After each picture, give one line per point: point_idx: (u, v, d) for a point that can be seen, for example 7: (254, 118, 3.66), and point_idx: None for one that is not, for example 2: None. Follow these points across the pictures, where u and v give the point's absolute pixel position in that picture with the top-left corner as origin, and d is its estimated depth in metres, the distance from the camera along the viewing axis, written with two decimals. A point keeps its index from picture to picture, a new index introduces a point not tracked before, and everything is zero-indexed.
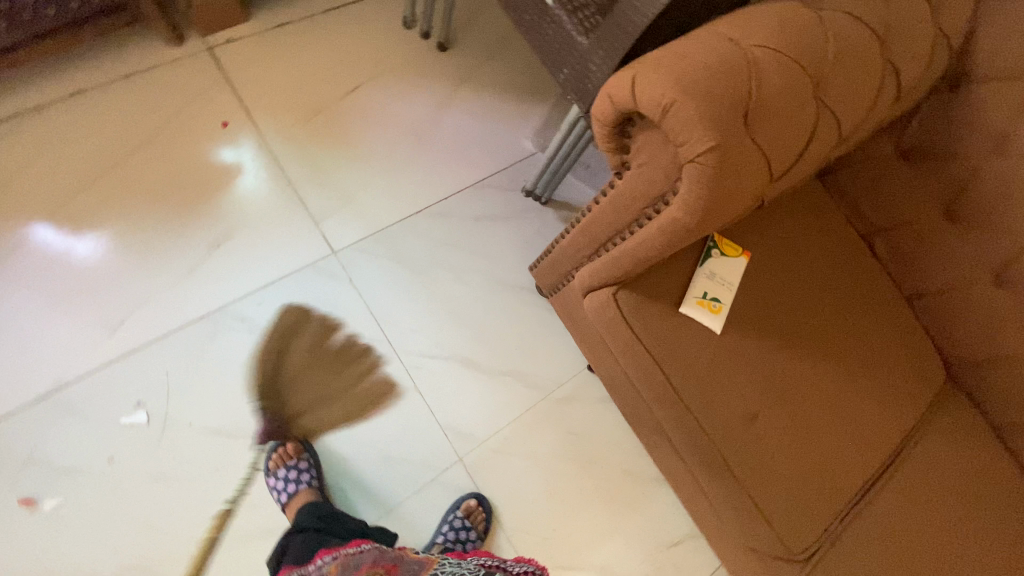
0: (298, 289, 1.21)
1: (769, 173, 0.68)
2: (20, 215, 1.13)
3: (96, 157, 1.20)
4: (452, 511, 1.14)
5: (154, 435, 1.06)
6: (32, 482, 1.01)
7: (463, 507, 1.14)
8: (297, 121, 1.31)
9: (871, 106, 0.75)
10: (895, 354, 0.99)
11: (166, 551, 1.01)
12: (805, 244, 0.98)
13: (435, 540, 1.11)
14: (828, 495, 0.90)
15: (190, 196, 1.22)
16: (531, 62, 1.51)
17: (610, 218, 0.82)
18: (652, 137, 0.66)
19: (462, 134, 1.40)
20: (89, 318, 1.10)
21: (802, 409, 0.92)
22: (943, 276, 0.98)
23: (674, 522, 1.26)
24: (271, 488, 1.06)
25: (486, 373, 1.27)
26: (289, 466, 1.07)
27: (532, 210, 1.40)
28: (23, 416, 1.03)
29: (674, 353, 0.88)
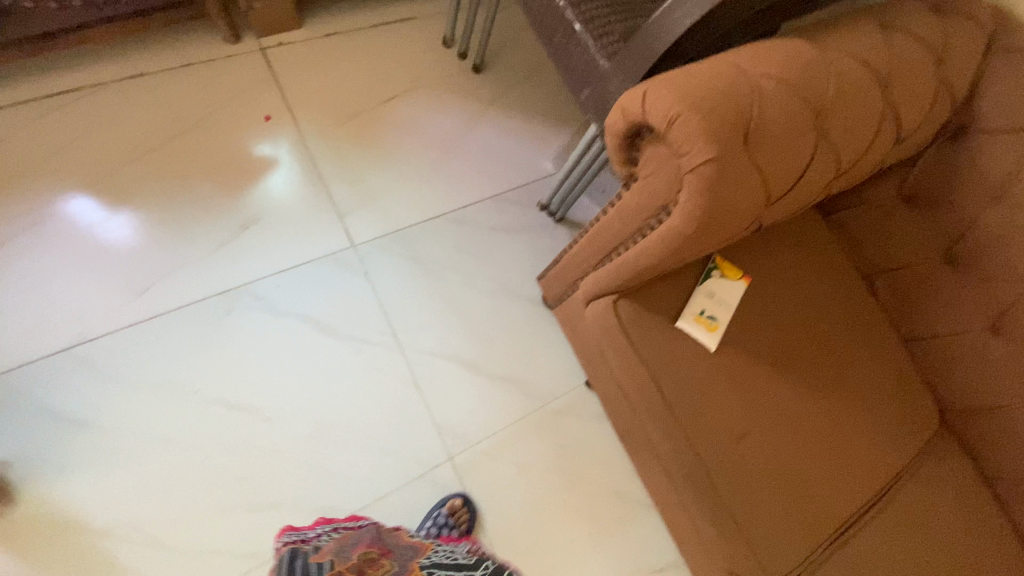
0: (315, 277, 1.26)
1: (767, 193, 0.72)
2: (70, 180, 1.22)
3: (145, 134, 1.28)
4: (437, 508, 1.15)
5: (160, 397, 1.11)
6: (42, 428, 1.05)
7: (448, 505, 1.15)
8: (334, 122, 1.40)
9: (871, 143, 0.79)
10: (889, 392, 1.00)
11: (156, 511, 1.05)
12: (806, 276, 1.01)
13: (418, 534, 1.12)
14: (811, 524, 0.91)
15: (226, 180, 1.29)
16: (559, 89, 1.59)
17: (615, 228, 0.87)
18: (659, 149, 0.71)
19: (487, 148, 1.47)
20: (117, 281, 1.17)
21: (791, 435, 0.93)
22: (941, 320, 1.00)
23: (658, 548, 1.25)
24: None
25: (484, 377, 1.30)
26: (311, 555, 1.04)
27: (545, 226, 1.45)
28: (42, 365, 1.09)
29: (668, 365, 0.91)
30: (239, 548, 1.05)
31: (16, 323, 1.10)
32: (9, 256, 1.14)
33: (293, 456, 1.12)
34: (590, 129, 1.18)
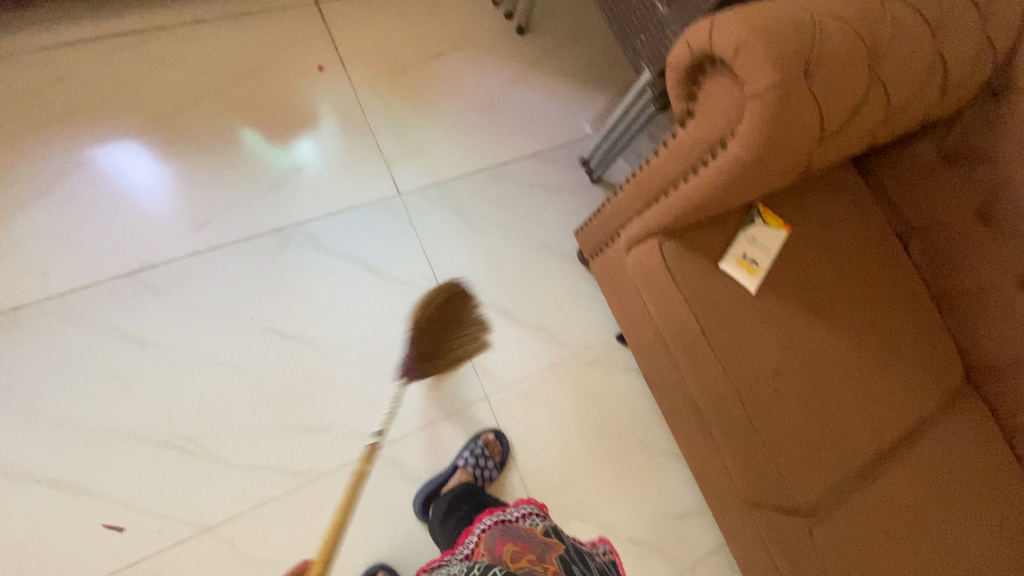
0: (364, 221, 1.32)
1: (820, 128, 0.76)
2: (134, 117, 1.26)
3: (206, 78, 1.33)
4: (473, 441, 1.20)
5: (219, 323, 1.17)
6: (109, 345, 1.11)
7: (483, 439, 1.21)
8: (384, 76, 1.45)
9: (919, 89, 0.83)
10: (918, 343, 1.04)
11: (212, 429, 1.11)
12: (843, 228, 1.05)
13: (455, 462, 1.17)
14: (839, 459, 0.96)
15: (281, 125, 1.35)
16: (599, 55, 1.63)
17: (667, 167, 0.91)
18: (722, 81, 0.75)
19: (529, 108, 1.52)
20: (179, 213, 1.22)
21: (823, 376, 0.97)
22: (970, 277, 1.04)
23: (681, 494, 1.31)
24: None
25: (520, 325, 1.35)
26: None
27: (582, 186, 1.50)
28: (108, 287, 1.14)
29: (709, 303, 0.95)
30: (291, 465, 1.12)
31: (84, 246, 1.15)
32: (77, 185, 1.19)
33: (342, 384, 1.19)
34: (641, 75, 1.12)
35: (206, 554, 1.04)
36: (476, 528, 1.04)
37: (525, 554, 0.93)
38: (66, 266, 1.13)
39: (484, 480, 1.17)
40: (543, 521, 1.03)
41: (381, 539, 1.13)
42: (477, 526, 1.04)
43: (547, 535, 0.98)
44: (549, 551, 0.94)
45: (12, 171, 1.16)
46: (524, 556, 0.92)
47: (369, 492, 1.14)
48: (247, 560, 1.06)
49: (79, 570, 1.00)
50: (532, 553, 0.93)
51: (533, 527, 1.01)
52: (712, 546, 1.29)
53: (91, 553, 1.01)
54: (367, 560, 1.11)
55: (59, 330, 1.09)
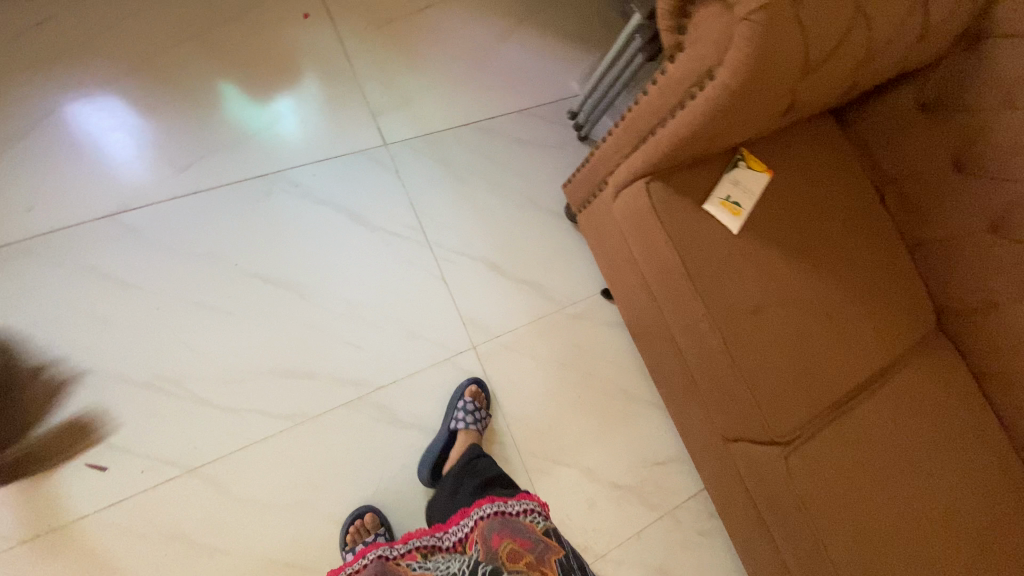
0: (350, 170, 1.31)
1: (804, 58, 0.79)
2: (109, 56, 1.22)
3: (186, 20, 1.29)
4: (459, 398, 1.19)
5: (204, 267, 1.16)
6: (90, 286, 1.09)
7: (468, 392, 1.20)
8: (371, 26, 1.42)
9: (901, 27, 0.85)
10: (893, 286, 1.08)
11: (198, 371, 1.10)
12: (824, 175, 1.08)
13: (450, 427, 1.15)
14: (814, 393, 0.99)
15: (265, 71, 1.32)
16: (588, 12, 1.63)
17: (655, 104, 0.93)
18: (710, 10, 0.78)
19: (518, 64, 1.51)
20: (161, 156, 1.20)
21: (802, 315, 1.00)
22: (943, 224, 1.08)
23: (662, 443, 1.34)
24: None
25: (507, 277, 1.35)
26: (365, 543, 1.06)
27: (570, 144, 1.51)
28: (89, 228, 1.12)
29: (693, 241, 0.97)
30: (277, 409, 1.12)
31: (62, 186, 1.13)
32: (50, 125, 1.15)
33: (329, 330, 1.19)
34: (634, 18, 1.16)
35: (191, 495, 1.04)
36: (473, 514, 1.02)
37: (523, 553, 0.93)
38: (41, 206, 1.11)
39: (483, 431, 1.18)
40: (544, 521, 1.02)
41: (367, 482, 1.13)
42: (476, 513, 1.01)
43: (547, 534, 0.98)
44: (547, 554, 0.93)
45: None
46: (522, 556, 0.92)
47: (355, 435, 1.15)
48: (232, 500, 1.06)
49: (61, 507, 0.99)
50: (531, 553, 0.93)
51: (532, 524, 1.00)
52: (691, 492, 1.33)
53: (74, 491, 1.00)
54: (354, 501, 1.12)
55: (38, 269, 1.07)
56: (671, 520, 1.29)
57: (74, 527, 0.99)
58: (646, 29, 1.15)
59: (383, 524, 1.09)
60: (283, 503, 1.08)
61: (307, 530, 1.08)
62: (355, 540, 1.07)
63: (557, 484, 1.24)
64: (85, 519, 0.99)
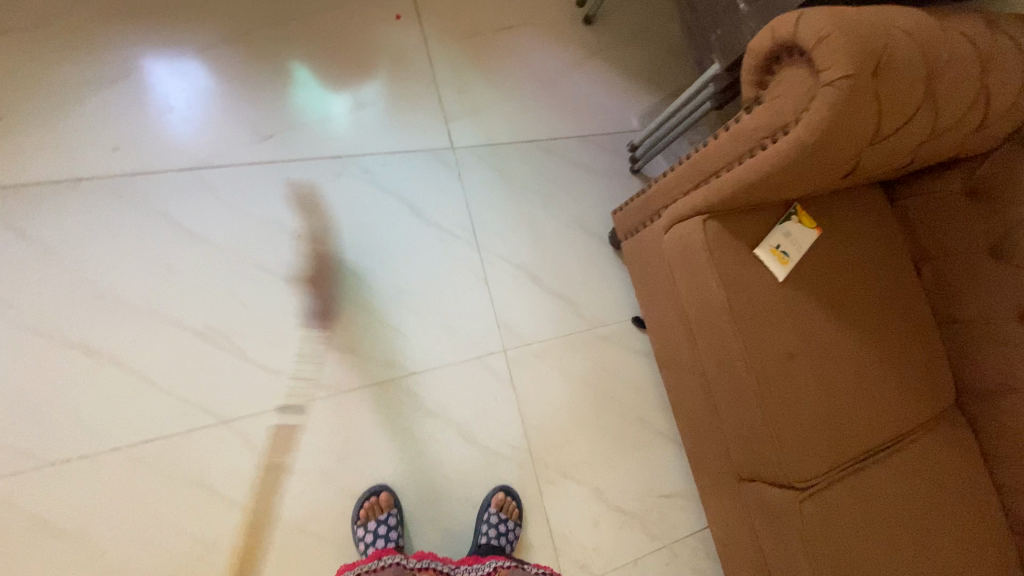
0: (416, 165, 1.37)
1: (875, 128, 0.85)
2: (214, 25, 1.31)
3: (289, 4, 1.38)
4: (485, 509, 1.18)
5: (271, 232, 1.22)
6: (160, 231, 1.15)
7: (494, 502, 1.18)
8: (455, 36, 1.51)
9: (962, 116, 0.92)
10: (919, 357, 1.13)
11: (245, 328, 1.15)
12: (868, 241, 1.14)
13: (479, 541, 1.14)
14: (834, 445, 1.02)
15: (351, 60, 1.40)
16: (657, 55, 1.71)
17: (724, 149, 0.99)
18: (796, 71, 0.85)
19: (584, 93, 1.60)
20: (245, 123, 1.27)
21: (832, 368, 1.05)
22: (973, 307, 1.14)
23: (670, 476, 1.36)
24: (357, 539, 1.08)
25: (545, 290, 1.40)
26: (379, 520, 1.09)
27: (621, 175, 1.58)
28: (169, 177, 1.19)
29: (740, 282, 1.02)
30: (314, 377, 1.16)
31: (151, 135, 1.20)
32: (152, 80, 1.23)
33: (374, 311, 1.24)
34: (710, 68, 1.20)
35: (219, 446, 1.08)
36: (489, 563, 1.10)
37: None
38: (131, 150, 1.18)
39: (511, 542, 1.16)
40: None
41: (386, 462, 1.17)
42: (493, 561, 1.09)
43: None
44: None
45: (92, 52, 1.20)
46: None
47: (382, 415, 1.18)
48: (257, 458, 1.09)
49: (98, 436, 1.02)
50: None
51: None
52: (691, 530, 1.34)
53: (112, 423, 1.04)
54: (371, 479, 1.15)
55: (115, 207, 1.14)
56: (669, 553, 1.30)
57: (103, 457, 1.02)
58: (721, 81, 1.20)
59: (396, 504, 1.12)
60: (303, 469, 1.11)
61: (324, 499, 1.11)
62: (368, 515, 1.10)
63: (564, 497, 1.26)
64: (117, 452, 1.03)
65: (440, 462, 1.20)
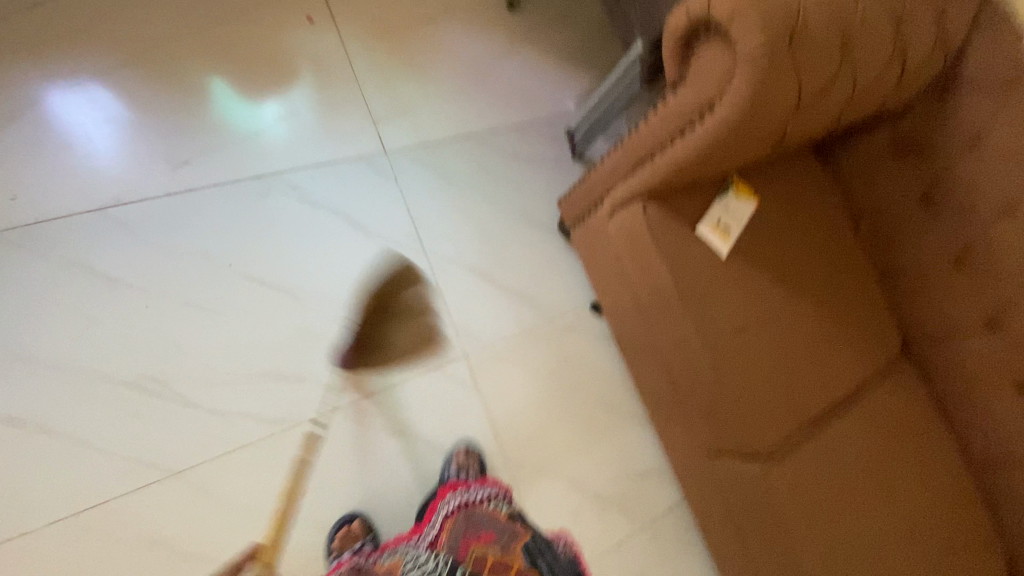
0: (349, 175, 1.31)
1: (797, 97, 0.85)
2: (105, 48, 1.20)
3: (187, 16, 1.28)
4: (447, 467, 1.16)
5: (200, 266, 1.15)
6: (75, 281, 1.06)
7: (456, 461, 1.17)
8: (374, 35, 1.44)
9: (881, 75, 0.93)
10: (866, 312, 1.16)
11: (185, 371, 1.08)
12: (806, 205, 1.15)
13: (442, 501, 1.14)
14: (794, 410, 1.05)
15: (265, 72, 1.32)
16: (585, 34, 1.68)
17: (655, 131, 0.97)
18: (714, 48, 0.83)
19: (516, 81, 1.55)
20: (157, 152, 1.18)
21: (785, 336, 1.06)
22: (912, 257, 1.17)
23: (644, 456, 1.37)
24: None
25: (499, 288, 1.37)
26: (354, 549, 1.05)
27: (563, 161, 1.55)
28: (77, 220, 1.09)
29: (686, 263, 1.02)
30: (267, 412, 1.11)
31: (50, 177, 1.10)
32: (43, 117, 1.12)
33: (324, 334, 1.19)
34: (635, 46, 1.19)
35: (174, 500, 1.02)
36: (440, 509, 1.08)
37: (488, 551, 0.99)
38: (30, 196, 1.08)
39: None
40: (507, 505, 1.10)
41: (356, 488, 1.14)
42: (442, 509, 1.08)
43: (510, 520, 1.06)
44: (512, 541, 1.01)
45: None
46: (487, 554, 0.98)
47: (345, 441, 1.15)
48: (217, 505, 1.04)
49: (35, 510, 0.95)
50: (496, 546, 1.00)
51: (497, 511, 1.08)
52: (671, 505, 1.36)
53: (51, 492, 0.97)
54: (341, 507, 1.12)
55: (19, 261, 1.04)
56: (652, 531, 1.32)
57: (45, 532, 0.95)
58: (647, 58, 1.18)
59: (370, 530, 1.09)
60: (268, 508, 1.07)
61: (295, 536, 1.07)
62: (343, 546, 1.06)
63: (543, 494, 1.26)
64: (60, 524, 0.96)
65: (411, 479, 1.18)
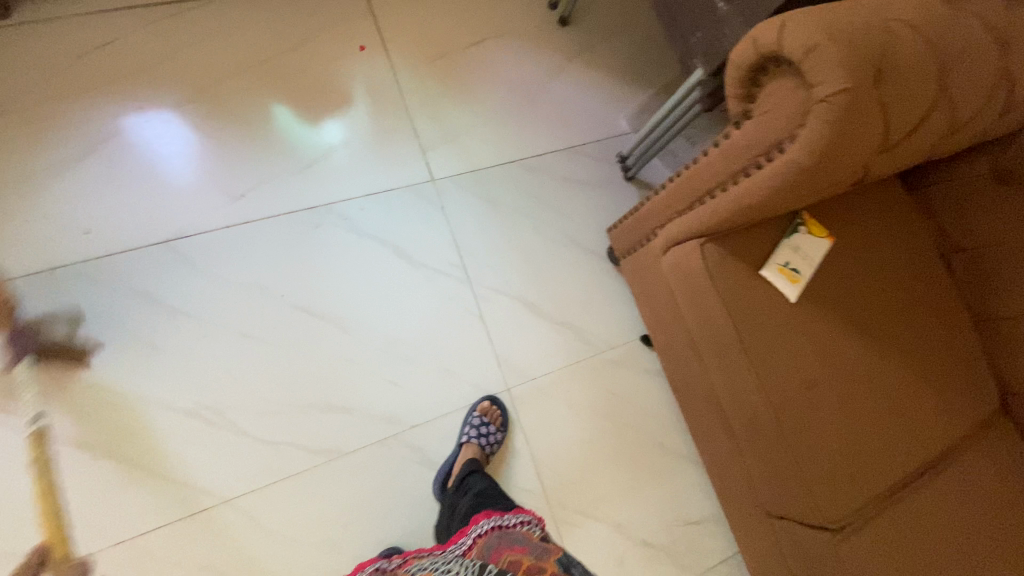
0: (395, 205, 1.31)
1: (883, 138, 0.76)
2: (172, 85, 1.26)
3: (247, 50, 1.32)
4: (470, 413, 1.20)
5: (252, 296, 1.18)
6: (139, 312, 1.12)
7: (479, 408, 1.20)
8: (424, 60, 1.43)
9: (985, 106, 0.82)
10: (956, 365, 1.02)
11: (238, 401, 1.12)
12: (889, 243, 1.03)
13: (459, 440, 1.16)
14: (870, 476, 0.94)
15: (318, 102, 1.34)
16: (641, 49, 1.61)
17: (715, 169, 0.90)
18: (786, 84, 0.75)
19: (567, 101, 1.50)
20: (216, 185, 1.23)
21: (860, 392, 0.95)
22: (1015, 303, 1.02)
23: (696, 502, 1.29)
24: None
25: (546, 319, 1.33)
26: None
27: (615, 184, 1.49)
28: (144, 253, 1.15)
29: (748, 309, 0.93)
30: (313, 443, 1.13)
31: (120, 211, 1.16)
32: (117, 153, 1.19)
33: (371, 365, 1.20)
34: (693, 74, 1.11)
35: (224, 527, 1.05)
36: (470, 532, 1.03)
37: (523, 557, 0.93)
38: (102, 230, 1.14)
39: (491, 449, 1.17)
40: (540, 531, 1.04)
41: (396, 523, 1.13)
42: (473, 531, 1.03)
43: (543, 542, 1.00)
44: (547, 553, 0.94)
45: (54, 133, 1.17)
46: (522, 559, 0.92)
47: (386, 474, 1.15)
48: (262, 535, 1.06)
49: (99, 531, 1.01)
50: (530, 555, 0.94)
51: (531, 533, 1.02)
52: (724, 557, 1.27)
53: (115, 514, 1.02)
54: (381, 541, 1.12)
55: (91, 293, 1.11)
56: None
57: (107, 553, 1.00)
58: (705, 88, 1.09)
59: None
60: (311, 540, 1.08)
61: (335, 569, 1.08)
62: None
63: (586, 538, 1.20)
64: (121, 546, 1.01)
65: None
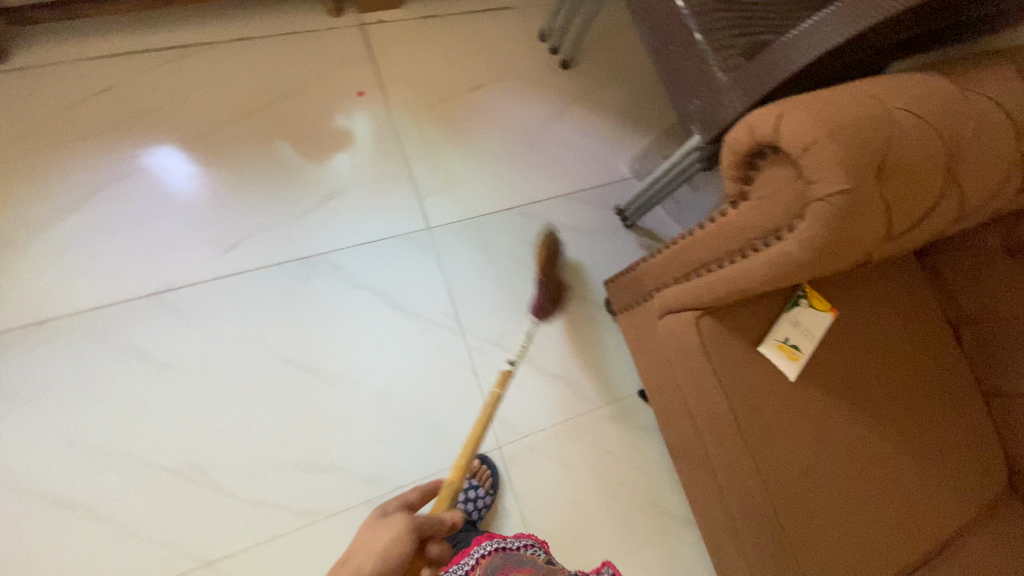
0: (390, 255, 1.29)
1: (886, 230, 0.74)
2: (168, 132, 1.25)
3: (245, 96, 1.31)
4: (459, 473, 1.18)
5: (241, 349, 1.16)
6: (127, 365, 1.11)
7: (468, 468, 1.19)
8: (423, 105, 1.42)
9: (995, 192, 0.79)
10: (964, 444, 0.98)
11: (222, 458, 1.10)
12: (894, 315, 0.99)
13: None
14: (871, 566, 0.89)
15: (315, 148, 1.32)
16: (643, 93, 1.59)
17: (710, 245, 0.87)
18: (783, 172, 0.73)
19: (568, 146, 1.48)
20: (209, 234, 1.21)
21: (861, 475, 0.91)
22: None
23: (692, 568, 1.25)
24: None
25: (540, 373, 1.30)
26: None
27: (615, 231, 1.46)
28: (134, 305, 1.14)
29: (745, 388, 0.90)
30: (298, 504, 1.10)
31: (112, 262, 1.15)
32: (110, 202, 1.19)
33: (360, 421, 1.17)
34: (691, 138, 1.08)
35: None
36: (474, 552, 0.99)
37: None
38: (93, 281, 1.13)
39: (480, 513, 1.16)
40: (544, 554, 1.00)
41: None
42: (476, 551, 0.99)
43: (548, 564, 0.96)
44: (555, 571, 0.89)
45: (49, 181, 1.16)
46: None
47: None
48: None
49: None
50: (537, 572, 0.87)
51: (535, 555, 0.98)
52: None
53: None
54: None
55: (79, 345, 1.10)
56: None
57: None
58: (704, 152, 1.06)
59: None
60: None
61: None
62: None
63: None
64: None
65: None
